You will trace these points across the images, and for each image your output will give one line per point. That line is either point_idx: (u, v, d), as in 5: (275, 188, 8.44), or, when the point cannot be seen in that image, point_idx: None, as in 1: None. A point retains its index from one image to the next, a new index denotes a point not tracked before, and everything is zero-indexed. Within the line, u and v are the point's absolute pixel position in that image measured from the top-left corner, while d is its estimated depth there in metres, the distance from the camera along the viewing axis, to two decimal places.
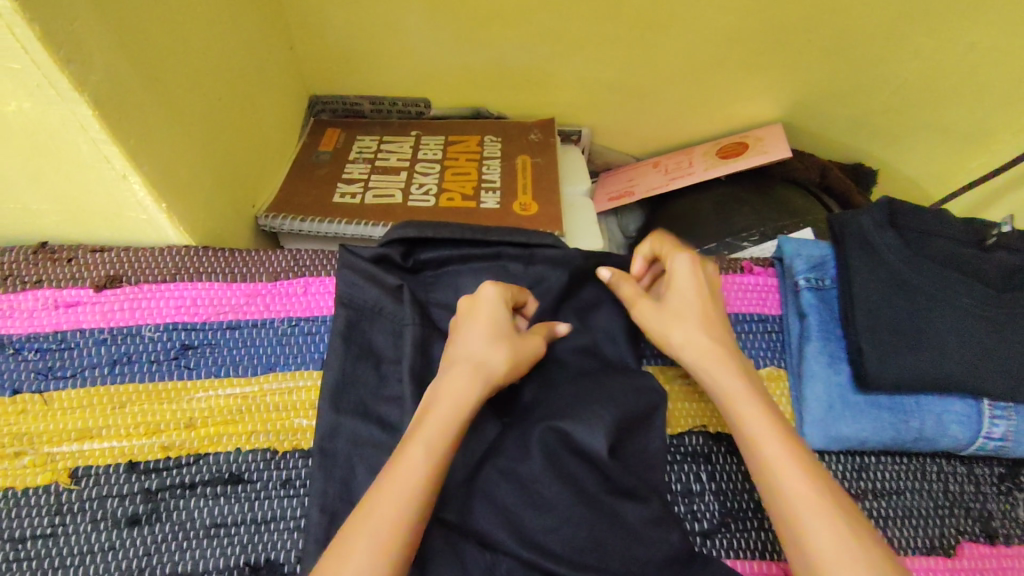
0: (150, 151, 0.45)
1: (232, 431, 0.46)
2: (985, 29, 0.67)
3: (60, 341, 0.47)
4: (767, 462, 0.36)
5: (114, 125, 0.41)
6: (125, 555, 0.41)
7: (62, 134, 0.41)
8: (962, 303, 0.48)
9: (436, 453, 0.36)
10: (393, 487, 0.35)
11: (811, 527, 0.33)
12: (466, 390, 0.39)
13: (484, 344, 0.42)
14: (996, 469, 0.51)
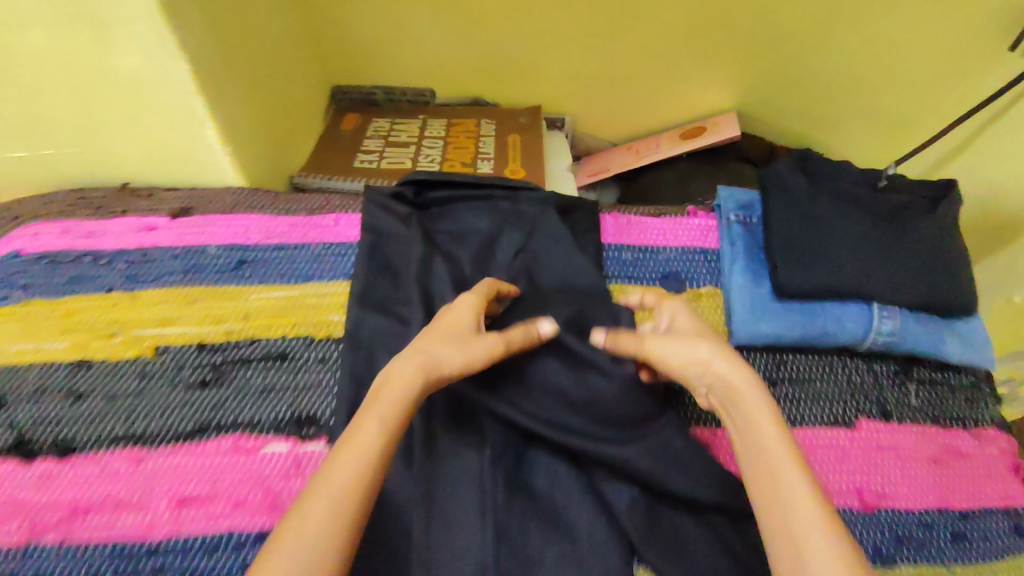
0: (221, 102, 0.58)
1: (279, 323, 0.58)
2: (896, 26, 0.82)
3: (144, 255, 0.60)
4: (766, 453, 0.41)
5: (200, 79, 0.54)
6: (197, 408, 0.54)
7: (161, 85, 0.54)
8: (857, 229, 0.61)
9: (387, 425, 0.41)
10: (353, 450, 0.40)
11: (800, 512, 0.38)
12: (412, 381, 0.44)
13: (440, 345, 0.47)
14: (894, 366, 0.62)
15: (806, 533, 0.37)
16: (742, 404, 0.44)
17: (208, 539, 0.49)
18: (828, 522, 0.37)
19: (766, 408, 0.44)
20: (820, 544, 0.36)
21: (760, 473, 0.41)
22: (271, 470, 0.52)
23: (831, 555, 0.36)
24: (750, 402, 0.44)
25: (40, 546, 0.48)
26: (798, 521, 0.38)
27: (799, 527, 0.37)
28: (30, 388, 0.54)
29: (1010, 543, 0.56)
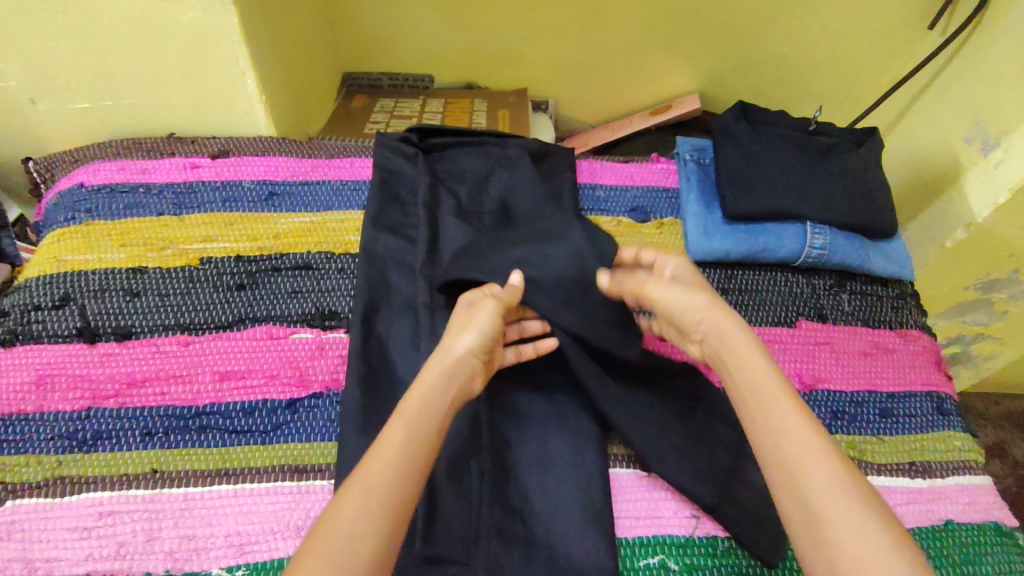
0: (258, 55, 0.72)
1: (305, 241, 0.69)
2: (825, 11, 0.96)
3: (189, 187, 0.71)
4: (762, 392, 0.47)
5: (246, 33, 0.68)
6: (235, 304, 0.64)
7: (215, 37, 0.67)
8: (790, 164, 0.73)
9: (414, 430, 0.44)
10: (381, 452, 0.43)
11: (795, 442, 0.43)
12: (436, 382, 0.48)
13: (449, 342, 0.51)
14: (829, 280, 0.73)
15: (801, 459, 0.42)
16: (735, 350, 0.50)
17: (245, 404, 0.58)
18: (820, 447, 0.43)
19: (759, 353, 0.49)
20: (814, 468, 0.42)
21: (757, 410, 0.46)
22: (299, 353, 0.62)
23: (824, 475, 0.41)
24: (744, 348, 0.50)
25: (102, 409, 0.57)
26: (793, 450, 0.43)
27: (795, 455, 0.43)
28: (93, 287, 0.63)
29: (934, 420, 0.66)
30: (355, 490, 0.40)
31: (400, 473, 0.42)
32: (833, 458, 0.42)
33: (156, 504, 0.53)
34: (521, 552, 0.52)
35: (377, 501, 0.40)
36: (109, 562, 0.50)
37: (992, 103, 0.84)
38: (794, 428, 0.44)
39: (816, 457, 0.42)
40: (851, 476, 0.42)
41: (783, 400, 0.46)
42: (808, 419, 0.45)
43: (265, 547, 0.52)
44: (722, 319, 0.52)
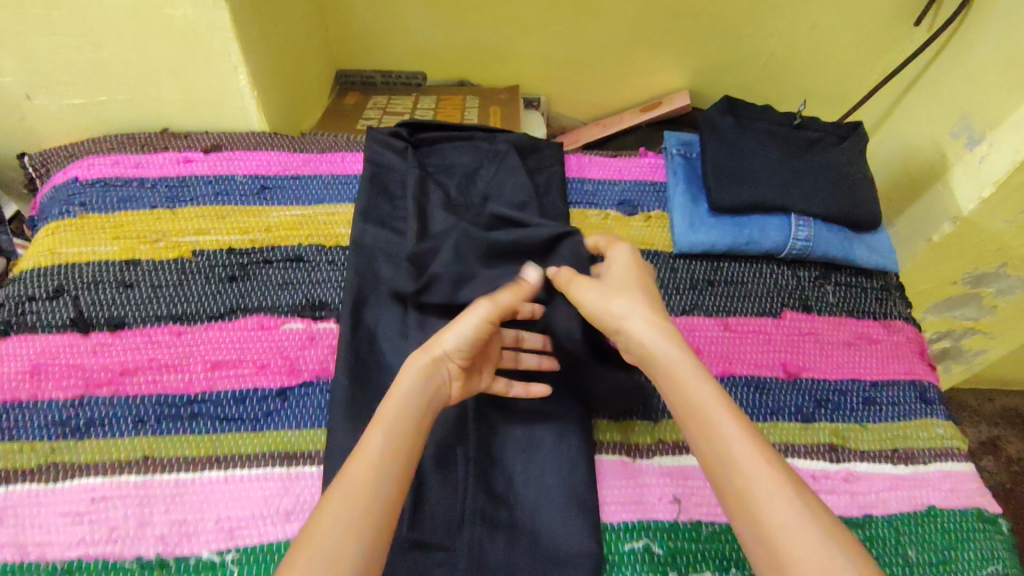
0: (249, 51, 0.73)
1: (296, 234, 0.70)
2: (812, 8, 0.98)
3: (182, 181, 0.72)
4: (698, 410, 0.47)
5: (236, 28, 0.69)
6: (227, 295, 0.65)
7: (205, 33, 0.68)
8: (775, 157, 0.74)
9: (387, 439, 0.45)
10: (357, 466, 0.43)
11: (741, 464, 0.44)
12: (412, 387, 0.49)
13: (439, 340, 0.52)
14: (814, 272, 0.74)
15: (749, 481, 0.43)
16: (674, 369, 0.50)
17: (237, 393, 0.59)
18: (763, 463, 0.43)
19: (688, 363, 0.50)
20: (762, 488, 0.42)
21: (697, 426, 0.47)
22: (289, 343, 0.62)
23: (773, 495, 0.42)
24: (676, 363, 0.50)
25: (95, 397, 0.58)
26: (742, 474, 0.43)
27: (743, 478, 0.43)
28: (87, 279, 0.64)
29: (917, 408, 0.67)
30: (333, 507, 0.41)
31: (379, 487, 0.43)
32: (777, 471, 0.43)
33: (148, 490, 0.54)
34: (506, 536, 0.53)
35: (355, 516, 0.41)
36: (101, 545, 0.51)
37: (977, 98, 0.86)
38: (737, 447, 0.45)
39: (763, 475, 0.43)
40: (796, 486, 0.43)
41: (723, 417, 0.46)
42: (749, 435, 0.45)
43: (255, 531, 0.53)
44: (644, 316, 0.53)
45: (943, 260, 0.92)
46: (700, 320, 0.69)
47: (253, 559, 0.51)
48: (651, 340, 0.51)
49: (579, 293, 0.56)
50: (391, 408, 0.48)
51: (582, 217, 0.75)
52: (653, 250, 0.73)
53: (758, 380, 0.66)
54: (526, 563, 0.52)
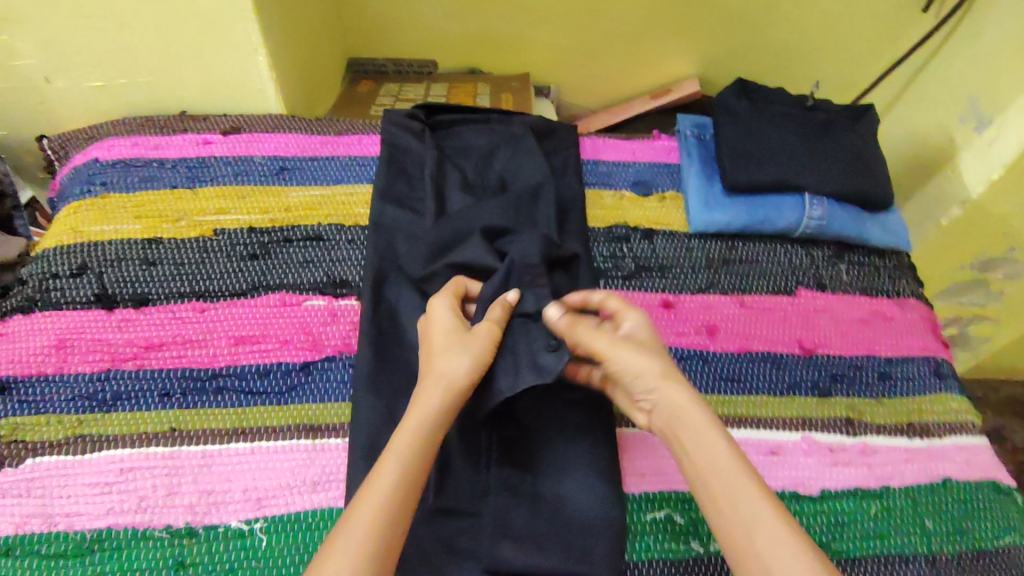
0: (268, 34, 0.73)
1: (316, 214, 0.70)
2: None
3: (202, 162, 0.72)
4: (727, 479, 0.45)
5: (257, 10, 0.70)
6: (249, 273, 0.65)
7: (227, 15, 0.69)
8: (789, 139, 0.75)
9: (405, 460, 0.45)
10: (374, 487, 0.43)
11: (768, 535, 0.42)
12: (431, 404, 0.48)
13: (443, 359, 0.50)
14: (828, 251, 0.75)
15: (780, 559, 0.41)
16: (699, 433, 0.47)
17: (261, 367, 0.60)
18: (794, 540, 0.41)
19: (718, 430, 0.48)
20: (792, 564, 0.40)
21: (718, 495, 0.45)
22: (311, 319, 0.63)
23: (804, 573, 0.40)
24: (706, 428, 0.48)
25: (121, 371, 0.58)
26: (768, 547, 0.41)
27: (771, 553, 0.41)
28: (110, 256, 0.65)
29: (932, 383, 0.67)
30: (349, 527, 0.41)
31: (393, 508, 0.43)
32: (807, 550, 0.41)
33: (176, 461, 0.54)
34: (530, 504, 0.53)
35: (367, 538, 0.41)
36: (130, 515, 0.52)
37: (986, 83, 0.86)
38: (764, 521, 0.43)
39: (794, 553, 0.41)
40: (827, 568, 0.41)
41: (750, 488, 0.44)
42: (774, 509, 0.43)
43: (282, 501, 0.53)
44: (672, 385, 0.50)
45: (951, 244, 0.93)
46: (716, 298, 0.70)
47: (281, 528, 0.52)
48: (683, 403, 0.49)
49: (601, 341, 0.52)
50: (411, 424, 0.47)
51: (597, 198, 0.76)
52: (668, 230, 0.74)
53: (774, 355, 0.66)
54: (551, 531, 0.52)
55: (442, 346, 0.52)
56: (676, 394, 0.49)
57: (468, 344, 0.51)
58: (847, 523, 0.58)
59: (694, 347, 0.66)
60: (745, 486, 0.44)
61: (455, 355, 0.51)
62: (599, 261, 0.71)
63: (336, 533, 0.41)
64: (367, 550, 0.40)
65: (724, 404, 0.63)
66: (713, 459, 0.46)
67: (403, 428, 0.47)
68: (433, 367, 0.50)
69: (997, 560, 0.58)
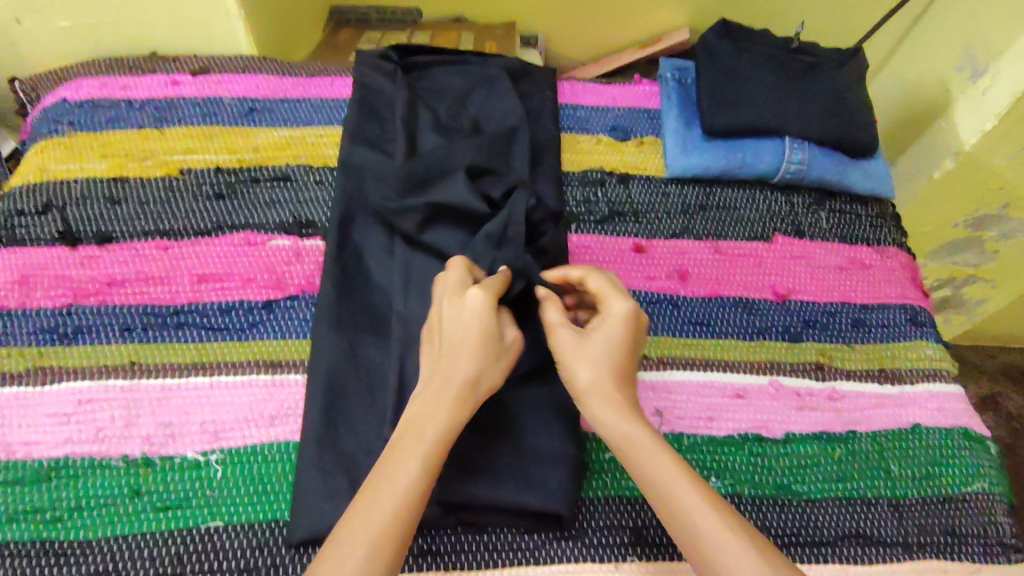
0: None
1: (284, 155, 0.69)
2: None
3: (170, 103, 0.71)
4: (661, 491, 0.41)
5: None
6: (214, 213, 0.65)
7: None
8: (770, 81, 0.73)
9: (431, 455, 0.41)
10: (395, 483, 0.39)
11: (709, 542, 0.39)
12: (461, 401, 0.44)
13: (474, 351, 0.46)
14: (809, 198, 0.73)
15: (723, 562, 0.38)
16: (627, 438, 0.44)
17: (223, 304, 0.60)
18: (733, 538, 0.38)
19: (645, 432, 0.44)
20: (735, 563, 0.37)
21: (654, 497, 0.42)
22: (276, 259, 0.63)
23: (748, 572, 0.37)
24: (632, 438, 0.44)
25: (83, 306, 0.58)
26: (711, 551, 0.38)
27: (713, 560, 0.38)
28: (75, 195, 0.64)
29: (907, 330, 0.66)
30: (368, 522, 0.38)
31: (415, 509, 0.39)
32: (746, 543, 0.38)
33: (134, 394, 0.55)
34: (487, 438, 0.53)
35: (386, 541, 0.37)
36: (87, 445, 0.52)
37: (981, 30, 0.84)
38: (702, 524, 0.39)
39: (734, 550, 0.38)
40: (773, 561, 0.37)
41: (681, 488, 0.41)
42: (710, 503, 0.40)
43: (239, 435, 0.53)
44: (598, 379, 0.47)
45: (942, 199, 0.90)
46: (690, 243, 0.68)
47: (238, 460, 0.52)
48: (606, 412, 0.46)
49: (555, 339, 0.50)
50: (439, 412, 0.43)
51: (573, 142, 0.74)
52: (644, 175, 0.72)
53: (746, 301, 0.65)
54: (507, 464, 0.52)
55: (479, 348, 0.46)
56: (602, 405, 0.46)
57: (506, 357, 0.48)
58: (810, 465, 0.57)
59: (663, 291, 0.65)
60: (673, 483, 0.41)
61: (493, 367, 0.47)
62: (571, 205, 0.70)
63: (351, 528, 0.38)
64: (384, 554, 0.37)
65: (691, 347, 0.62)
66: (641, 459, 0.43)
67: (428, 418, 0.43)
68: (461, 357, 0.46)
69: (962, 505, 0.57)
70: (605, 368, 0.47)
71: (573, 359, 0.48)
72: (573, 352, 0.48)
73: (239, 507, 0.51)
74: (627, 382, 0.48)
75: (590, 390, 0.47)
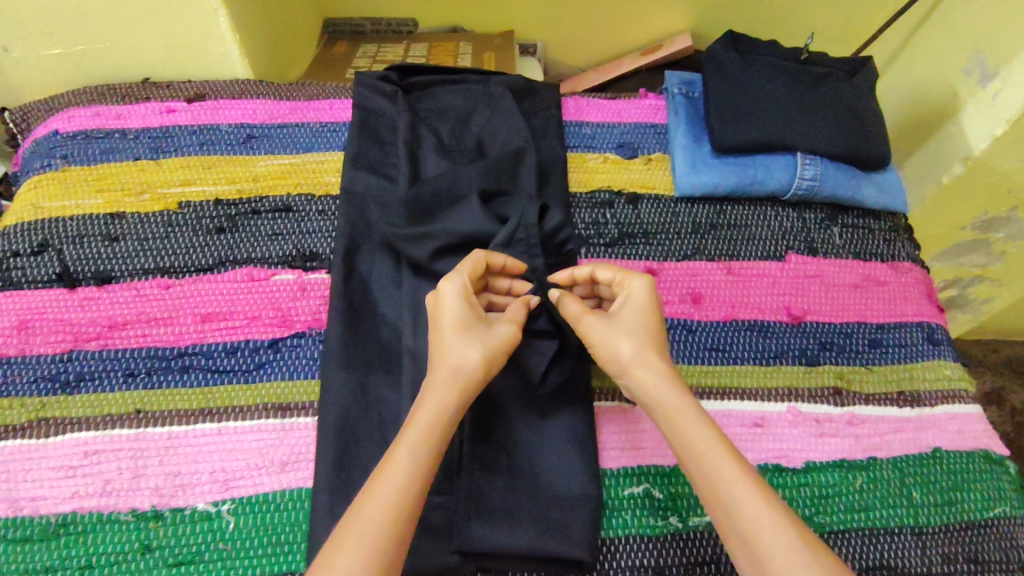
0: None
1: (285, 183, 0.67)
2: None
3: (165, 132, 0.69)
4: (704, 463, 0.46)
5: None
6: (215, 247, 0.63)
7: None
8: (780, 93, 0.72)
9: (418, 451, 0.44)
10: (386, 481, 0.43)
11: (745, 509, 0.43)
12: (443, 399, 0.47)
13: (455, 348, 0.48)
14: (821, 213, 0.71)
15: (759, 533, 0.42)
16: (672, 414, 0.48)
17: (228, 345, 0.58)
18: (769, 512, 0.43)
19: (690, 408, 0.48)
20: (771, 533, 0.42)
21: (694, 467, 0.46)
22: (280, 295, 0.61)
23: (782, 543, 0.41)
24: (678, 411, 0.48)
25: (85, 351, 0.57)
26: (744, 517, 0.43)
27: (750, 528, 0.42)
28: (71, 233, 0.62)
29: (925, 350, 0.65)
30: (362, 516, 0.41)
31: (406, 501, 0.43)
32: (777, 511, 0.43)
33: (141, 443, 0.53)
34: (504, 481, 0.52)
35: (375, 536, 0.40)
36: (96, 498, 0.51)
37: (991, 32, 0.82)
38: (742, 497, 0.43)
39: (767, 517, 0.42)
40: (803, 534, 0.42)
41: (722, 461, 0.45)
42: (746, 475, 0.45)
43: (250, 482, 0.52)
44: (637, 358, 0.50)
45: (952, 204, 0.88)
46: (702, 264, 0.67)
47: (250, 509, 0.51)
48: (652, 386, 0.49)
49: (586, 320, 0.52)
50: (424, 415, 0.46)
51: (580, 161, 0.73)
52: (654, 194, 0.71)
53: (761, 324, 0.64)
54: (525, 508, 0.51)
55: (451, 336, 0.49)
56: (647, 380, 0.49)
57: (486, 338, 0.49)
58: (832, 495, 0.56)
59: (677, 316, 0.64)
60: (714, 454, 0.46)
61: (473, 352, 0.48)
62: (580, 228, 0.68)
63: (349, 523, 0.41)
64: (378, 543, 0.40)
65: (707, 374, 0.61)
66: (685, 432, 0.47)
67: (413, 422, 0.46)
68: (444, 357, 0.48)
69: (984, 531, 0.56)
70: (644, 347, 0.50)
71: (614, 337, 0.51)
72: (607, 332, 0.51)
73: (253, 560, 0.49)
74: (666, 357, 0.51)
75: (632, 369, 0.50)
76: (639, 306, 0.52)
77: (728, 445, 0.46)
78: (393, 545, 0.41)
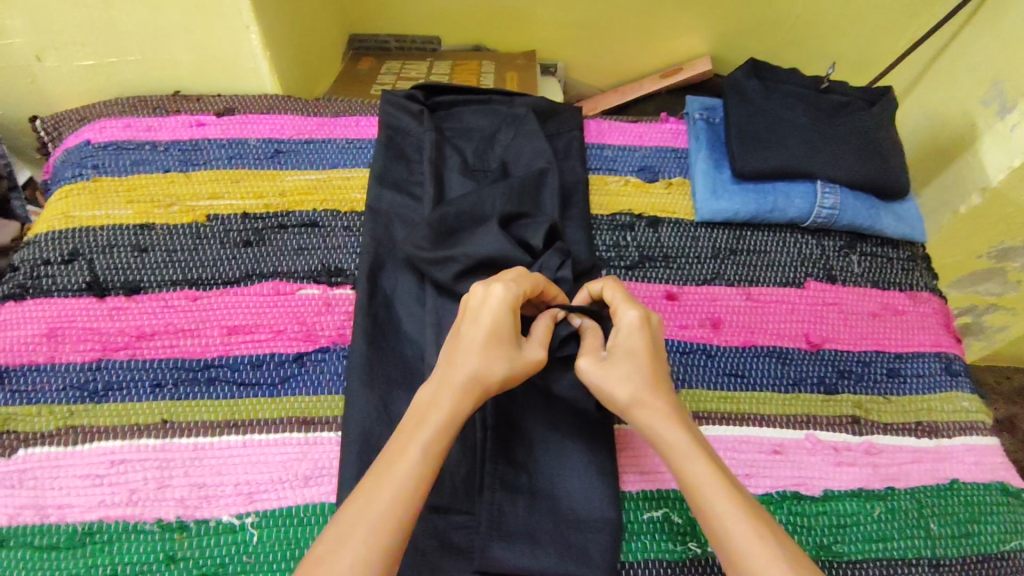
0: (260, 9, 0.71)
1: (311, 199, 0.69)
2: None
3: (195, 145, 0.70)
4: (698, 497, 0.44)
5: None
6: (242, 261, 0.64)
7: None
8: (801, 121, 0.73)
9: (430, 447, 0.44)
10: (398, 468, 0.43)
11: (741, 548, 0.41)
12: (457, 397, 0.46)
13: (481, 357, 0.47)
14: (839, 241, 0.72)
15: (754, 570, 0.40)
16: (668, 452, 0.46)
17: (253, 358, 0.59)
18: (764, 547, 0.41)
19: (686, 444, 0.46)
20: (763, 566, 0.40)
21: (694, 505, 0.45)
22: (306, 309, 0.62)
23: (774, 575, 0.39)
24: (675, 448, 0.46)
25: (113, 361, 0.58)
26: (741, 554, 0.41)
27: (743, 561, 0.41)
28: (101, 243, 0.63)
29: (943, 380, 0.65)
30: (371, 506, 0.41)
31: (417, 490, 0.42)
32: (775, 548, 0.41)
33: (167, 453, 0.54)
34: (525, 502, 0.53)
35: (387, 521, 0.40)
36: (121, 508, 0.51)
37: (1011, 64, 0.82)
38: (734, 529, 0.42)
39: (763, 554, 0.40)
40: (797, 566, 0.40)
41: (717, 499, 0.43)
42: (744, 511, 0.43)
43: (274, 496, 0.53)
44: (628, 398, 0.48)
45: (968, 233, 0.89)
46: (722, 289, 0.68)
47: (272, 522, 0.52)
48: (649, 424, 0.48)
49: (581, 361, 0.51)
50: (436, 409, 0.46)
51: (602, 183, 0.74)
52: (674, 218, 0.72)
53: (779, 350, 0.65)
54: (545, 530, 0.52)
55: (484, 343, 0.48)
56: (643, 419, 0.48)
57: (513, 357, 0.49)
58: (849, 524, 0.56)
59: (697, 340, 0.64)
60: (708, 491, 0.44)
61: (497, 365, 0.48)
62: (602, 250, 0.69)
63: (355, 511, 0.41)
64: (386, 532, 0.40)
65: (726, 400, 0.61)
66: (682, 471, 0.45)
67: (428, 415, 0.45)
68: (468, 361, 0.47)
69: (1000, 564, 0.56)
70: (636, 384, 0.48)
71: (606, 377, 0.49)
72: (603, 372, 0.49)
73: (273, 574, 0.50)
74: (666, 391, 0.50)
75: (626, 409, 0.48)
76: (634, 339, 0.50)
77: (729, 478, 0.44)
78: (403, 531, 0.41)
